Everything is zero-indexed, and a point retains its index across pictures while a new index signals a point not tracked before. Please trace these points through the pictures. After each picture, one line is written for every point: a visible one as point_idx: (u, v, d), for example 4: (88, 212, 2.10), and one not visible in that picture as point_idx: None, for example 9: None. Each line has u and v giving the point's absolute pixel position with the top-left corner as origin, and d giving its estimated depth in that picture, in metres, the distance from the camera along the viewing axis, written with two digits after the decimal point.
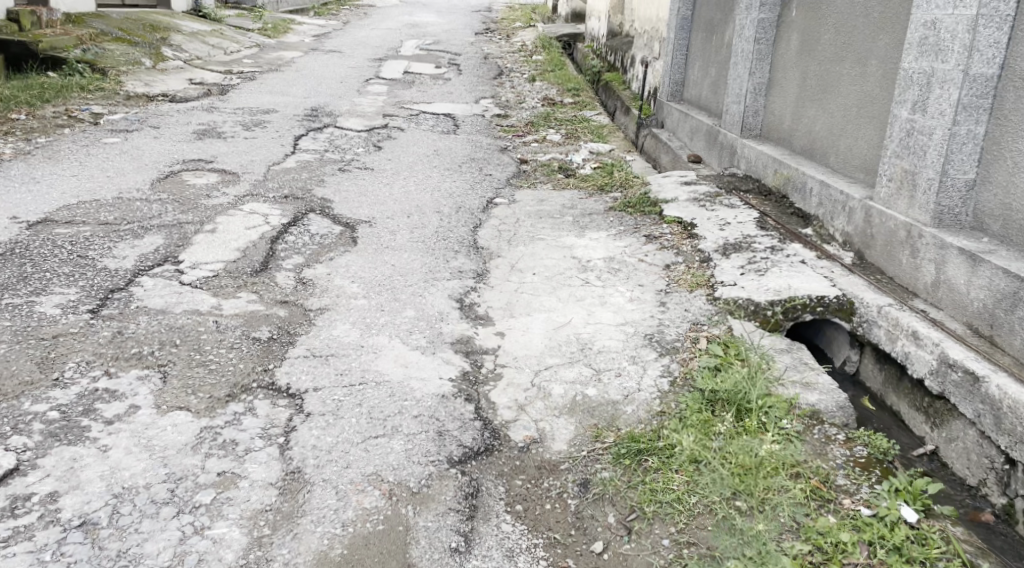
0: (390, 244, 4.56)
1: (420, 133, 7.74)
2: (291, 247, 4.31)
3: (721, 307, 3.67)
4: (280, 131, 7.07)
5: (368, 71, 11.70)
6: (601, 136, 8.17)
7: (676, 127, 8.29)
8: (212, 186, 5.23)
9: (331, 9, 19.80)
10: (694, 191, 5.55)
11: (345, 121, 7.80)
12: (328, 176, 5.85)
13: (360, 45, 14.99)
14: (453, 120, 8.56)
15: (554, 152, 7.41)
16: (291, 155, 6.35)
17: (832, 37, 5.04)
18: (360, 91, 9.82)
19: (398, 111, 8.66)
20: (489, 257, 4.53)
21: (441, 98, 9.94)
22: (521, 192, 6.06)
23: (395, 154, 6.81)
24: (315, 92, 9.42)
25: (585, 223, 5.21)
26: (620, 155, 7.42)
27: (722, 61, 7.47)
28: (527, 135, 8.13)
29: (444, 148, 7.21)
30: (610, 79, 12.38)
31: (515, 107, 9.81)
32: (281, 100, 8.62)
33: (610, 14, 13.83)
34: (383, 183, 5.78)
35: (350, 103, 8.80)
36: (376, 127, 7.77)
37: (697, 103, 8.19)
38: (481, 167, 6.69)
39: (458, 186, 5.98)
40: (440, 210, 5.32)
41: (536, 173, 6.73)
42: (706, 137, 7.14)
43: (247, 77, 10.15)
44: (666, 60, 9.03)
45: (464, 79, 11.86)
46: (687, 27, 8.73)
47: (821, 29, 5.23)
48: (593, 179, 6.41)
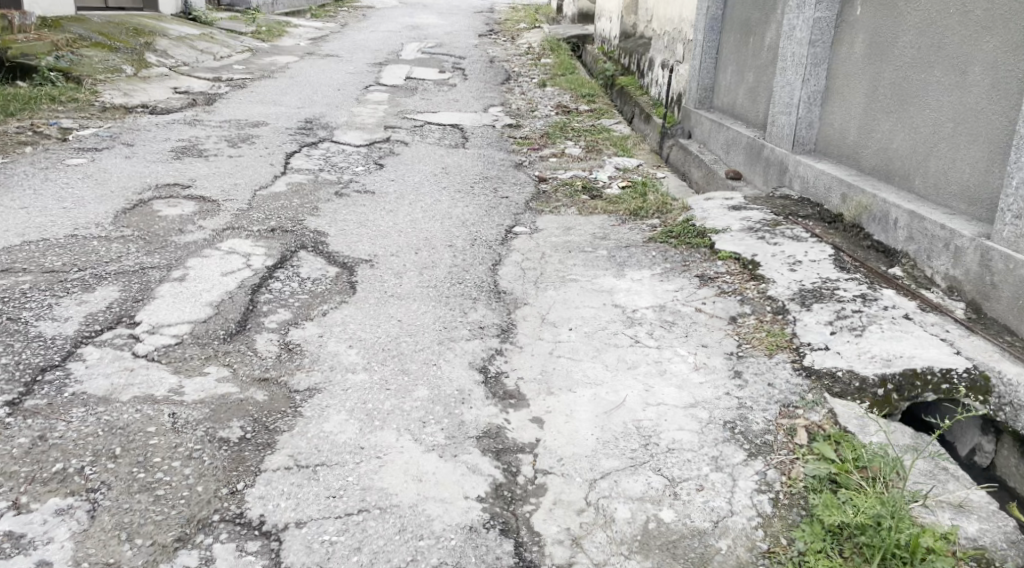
0: (396, 290, 3.83)
1: (426, 148, 7.00)
2: (273, 297, 3.58)
3: (813, 381, 2.93)
4: (271, 148, 6.34)
5: (367, 77, 10.95)
6: (626, 148, 7.43)
7: (707, 138, 7.58)
8: (187, 217, 4.50)
9: (329, 11, 19.04)
10: (746, 217, 4.82)
11: (343, 135, 7.06)
12: (322, 202, 5.11)
13: (360, 49, 14.25)
14: (461, 132, 7.81)
15: (577, 167, 6.67)
16: (282, 176, 5.62)
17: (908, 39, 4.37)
18: (359, 99, 9.07)
19: (400, 122, 7.92)
20: (514, 307, 3.80)
21: (446, 106, 9.20)
22: (542, 218, 5.33)
23: (399, 173, 6.07)
24: (311, 101, 8.68)
25: (623, 257, 4.47)
26: (649, 171, 6.68)
27: (762, 66, 6.76)
28: (543, 147, 7.38)
29: (452, 165, 6.48)
30: (626, 83, 11.65)
31: (527, 115, 9.07)
32: (273, 112, 7.88)
33: (623, 14, 13.08)
34: (387, 212, 5.05)
35: (348, 114, 8.06)
36: (377, 140, 7.04)
37: (732, 112, 7.47)
38: (495, 187, 5.95)
39: (471, 212, 5.25)
40: (450, 244, 4.58)
41: (558, 194, 5.99)
42: (748, 150, 6.43)
43: (237, 85, 9.41)
44: (694, 65, 8.32)
45: (471, 84, 11.12)
46: (717, 28, 8.02)
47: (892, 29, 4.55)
48: (624, 201, 5.68)
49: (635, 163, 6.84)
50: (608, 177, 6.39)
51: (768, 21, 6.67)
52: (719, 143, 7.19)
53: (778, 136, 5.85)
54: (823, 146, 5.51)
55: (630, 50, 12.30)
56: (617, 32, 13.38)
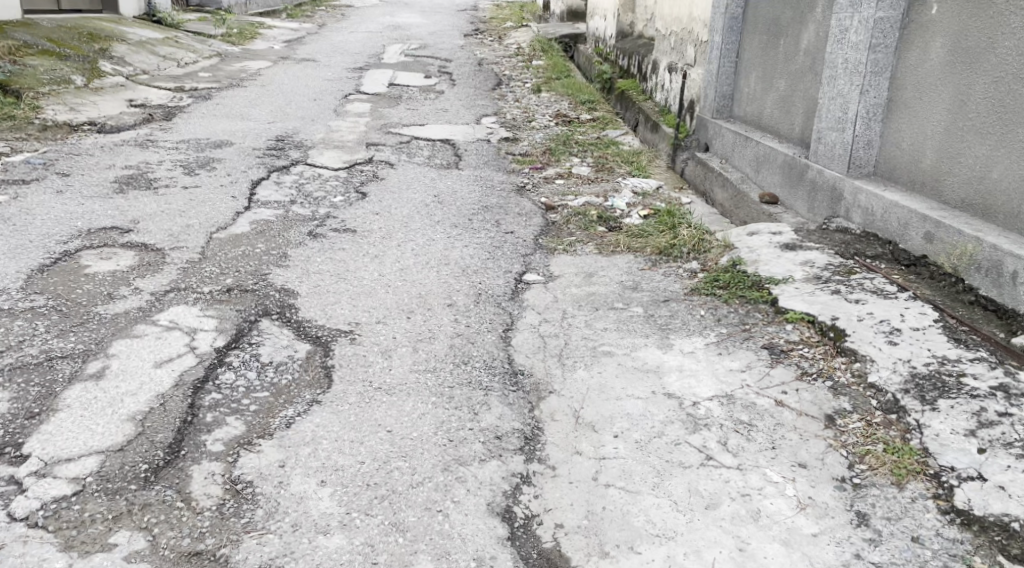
0: (385, 379, 2.95)
1: (412, 172, 6.14)
2: (208, 405, 2.67)
3: (976, 535, 2.32)
4: (235, 174, 5.49)
5: (347, 84, 10.07)
6: (640, 166, 6.60)
7: (731, 152, 6.76)
8: (121, 274, 3.64)
9: (305, 12, 18.08)
10: (808, 260, 4.00)
11: (318, 157, 6.20)
12: (290, 246, 4.26)
13: (338, 52, 13.34)
14: (453, 149, 6.95)
15: (589, 191, 5.84)
16: (246, 212, 4.77)
17: (999, 49, 3.84)
18: (337, 111, 8.20)
19: (384, 138, 7.06)
20: (537, 400, 2.95)
21: (434, 117, 8.34)
22: (556, 260, 4.50)
23: (383, 205, 5.21)
24: (283, 114, 7.82)
25: (665, 317, 3.61)
26: (670, 194, 5.86)
27: (798, 72, 5.94)
28: (546, 166, 6.56)
29: (444, 193, 5.63)
30: (625, 86, 10.83)
31: (524, 127, 8.23)
32: (240, 128, 7.02)
33: (620, 13, 12.26)
34: (372, 258, 4.21)
35: (325, 129, 7.20)
36: (358, 163, 6.19)
37: (758, 123, 6.64)
38: (496, 221, 5.12)
39: (471, 255, 4.41)
40: (449, 303, 3.74)
41: (570, 228, 5.18)
42: (787, 170, 5.60)
43: (201, 95, 8.53)
44: (710, 70, 7.49)
45: (460, 91, 10.24)
46: (737, 28, 7.19)
47: (971, 38, 4.00)
48: (651, 236, 4.85)
49: (655, 185, 6.01)
50: (626, 203, 5.57)
51: (805, 21, 5.87)
52: (747, 160, 6.37)
53: (827, 156, 5.02)
54: (885, 169, 4.68)
55: (629, 52, 11.46)
56: (614, 31, 12.54)
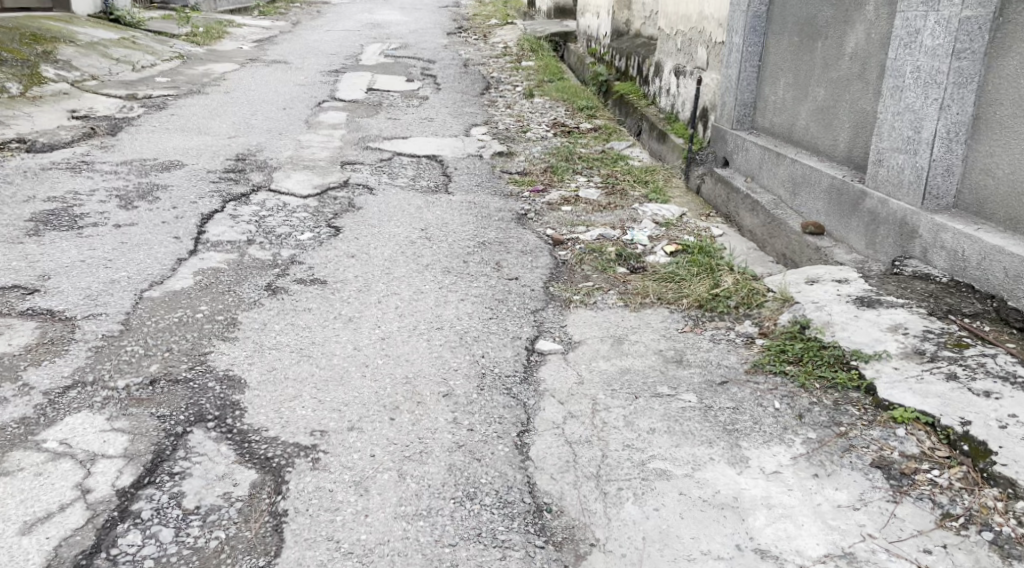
0: (358, 534, 2.20)
1: (394, 200, 5.28)
2: None
3: None
4: (182, 207, 4.65)
5: (320, 90, 9.20)
6: (656, 187, 5.77)
7: (759, 170, 5.92)
8: (8, 360, 2.80)
9: (278, 10, 17.17)
10: (899, 325, 3.17)
11: (283, 183, 5.36)
12: (239, 311, 3.39)
13: (313, 52, 12.49)
14: (442, 172, 6.11)
15: (603, 221, 5.02)
16: (190, 259, 3.93)
17: None
18: (308, 123, 7.36)
19: (361, 156, 6.24)
20: (574, 562, 2.18)
21: (419, 129, 7.48)
22: (572, 317, 3.68)
23: (362, 245, 4.37)
24: (246, 126, 7.02)
25: (728, 413, 2.75)
26: (698, 223, 5.03)
27: (842, 80, 5.12)
28: (548, 189, 5.77)
29: (432, 227, 4.80)
30: (623, 90, 10.01)
31: (519, 140, 7.39)
32: (195, 145, 6.21)
33: (616, 10, 11.41)
34: (345, 323, 3.37)
35: (294, 147, 6.39)
36: (330, 189, 5.36)
37: (790, 137, 5.81)
38: (496, 264, 4.28)
39: (469, 315, 3.58)
40: (443, 391, 2.87)
41: (585, 269, 4.35)
42: (835, 197, 4.77)
43: (155, 106, 7.73)
44: (729, 76, 6.65)
45: (446, 96, 9.39)
46: (761, 28, 6.35)
47: None
48: (685, 282, 4.01)
49: (678, 211, 5.18)
50: (648, 235, 4.74)
51: (851, 21, 5.05)
52: (780, 181, 5.53)
53: (891, 183, 4.19)
54: (970, 200, 3.87)
55: (626, 52, 10.63)
56: (608, 30, 11.69)
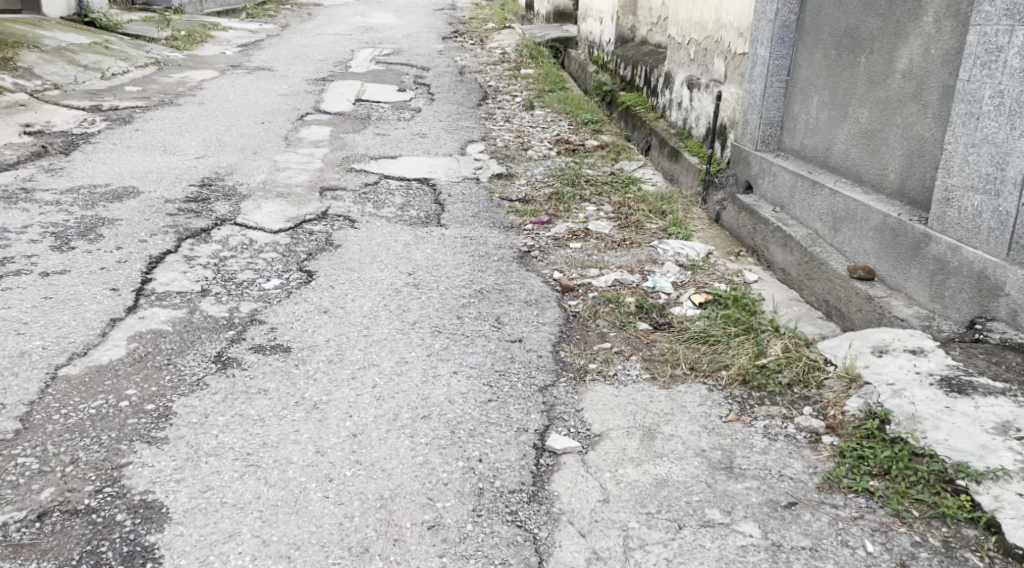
0: None
1: (378, 235, 4.63)
2: None
3: None
4: (129, 247, 4.01)
5: (303, 100, 8.57)
6: (676, 218, 5.12)
7: (791, 199, 5.26)
8: None
9: (267, 11, 16.50)
10: (1007, 427, 2.52)
11: (251, 216, 4.72)
12: (173, 396, 2.72)
13: (300, 58, 11.86)
14: (433, 200, 5.47)
15: (618, 261, 4.36)
16: (126, 317, 3.29)
17: None
18: (287, 140, 6.72)
19: (343, 181, 5.62)
20: None
21: (409, 147, 6.84)
22: (589, 395, 3.02)
23: (337, 296, 3.72)
24: (217, 144, 6.40)
25: (805, 558, 2.25)
26: (727, 263, 4.38)
27: (892, 101, 4.47)
28: (554, 221, 5.14)
29: (421, 269, 4.15)
30: (629, 101, 9.36)
31: (519, 161, 6.73)
32: (156, 167, 5.59)
33: (621, 15, 10.75)
34: (309, 410, 2.72)
35: (268, 169, 5.77)
36: (305, 222, 4.72)
37: (826, 162, 5.15)
38: (495, 318, 3.64)
39: (463, 394, 2.93)
40: (427, 520, 2.30)
41: (601, 325, 3.69)
42: (889, 236, 4.11)
43: (121, 120, 7.11)
44: (753, 91, 6.01)
45: (440, 107, 8.74)
46: (789, 39, 5.70)
47: None
48: (723, 346, 3.36)
49: (704, 249, 4.53)
50: (672, 280, 4.09)
51: (902, 32, 4.41)
52: (817, 213, 4.88)
53: (964, 226, 3.56)
54: None
55: (631, 60, 9.98)
56: (612, 36, 11.04)
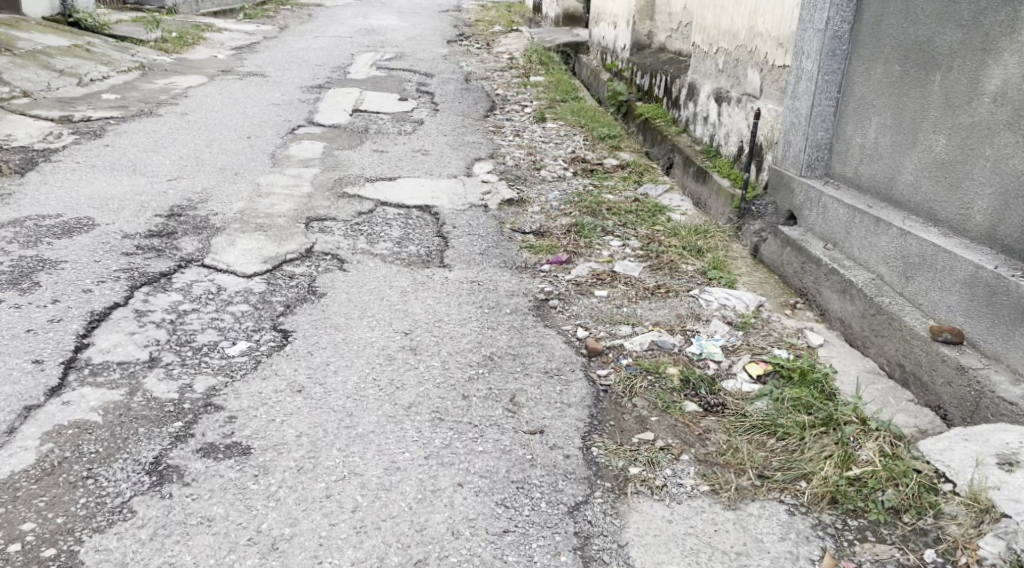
0: None
1: (370, 280, 3.96)
2: None
3: None
4: (68, 300, 3.34)
5: (296, 110, 7.93)
6: (716, 259, 4.43)
7: (847, 235, 4.55)
8: None
9: (266, 12, 15.84)
10: None
11: (222, 255, 4.04)
12: (82, 535, 2.22)
13: (296, 62, 11.20)
14: (435, 234, 4.80)
15: (653, 315, 3.67)
16: (44, 405, 2.64)
17: None
18: (273, 158, 6.06)
19: (333, 211, 4.97)
20: None
21: (409, 167, 6.17)
22: (635, 521, 2.42)
23: (315, 366, 3.05)
24: (194, 163, 5.77)
25: None
26: (783, 321, 3.68)
27: (979, 128, 3.82)
28: (573, 261, 4.46)
29: (420, 326, 3.48)
30: (647, 113, 8.69)
31: (532, 184, 6.06)
32: (120, 191, 4.94)
33: (637, 20, 10.06)
34: (264, 555, 2.20)
35: (248, 194, 5.12)
36: (285, 263, 4.06)
37: (888, 195, 4.46)
38: (509, 396, 2.97)
39: (471, 522, 2.35)
40: None
41: (639, 407, 3.01)
42: (985, 293, 3.45)
43: (92, 132, 6.45)
44: (797, 111, 5.32)
45: (444, 119, 8.06)
46: (841, 52, 5.00)
47: None
48: (797, 443, 2.72)
49: (754, 301, 3.84)
50: (721, 343, 3.39)
51: (992, 47, 3.77)
52: (881, 255, 4.19)
53: None
54: None
55: (648, 68, 9.31)
56: (627, 42, 10.35)
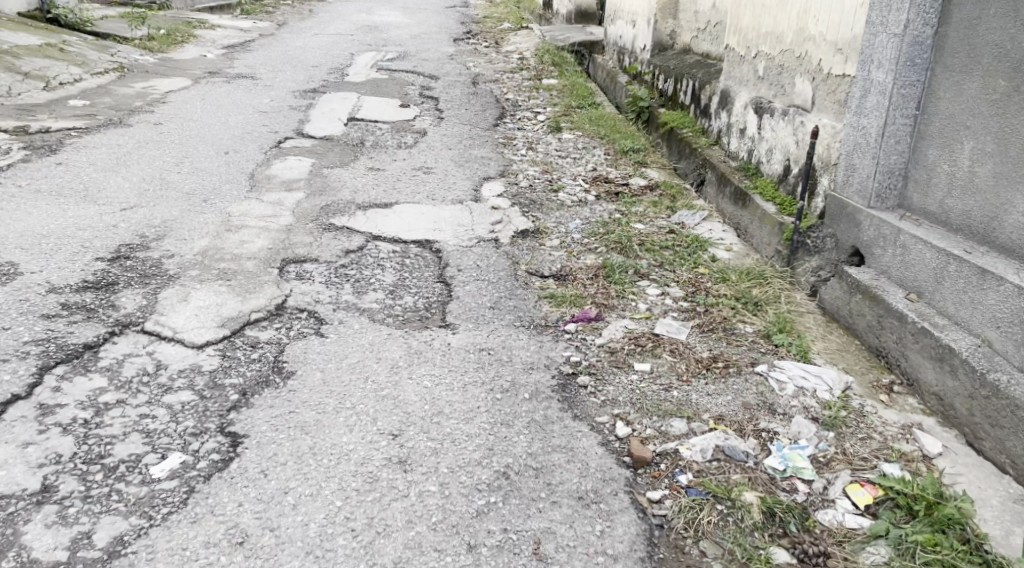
0: None
1: (353, 350, 3.17)
2: None
3: None
4: None
5: (284, 118, 7.13)
6: (780, 316, 3.59)
7: (937, 286, 3.71)
8: None
9: (264, 7, 15.01)
10: None
11: (169, 317, 3.24)
12: None
13: (291, 62, 10.41)
14: (436, 278, 4.01)
15: (714, 407, 2.84)
16: None
17: None
18: (252, 179, 5.27)
19: (315, 249, 4.18)
20: None
21: (407, 189, 5.37)
22: None
23: (267, 495, 2.35)
24: (158, 186, 4.99)
25: None
26: (879, 413, 2.85)
27: None
28: (602, 318, 3.66)
29: (414, 422, 2.68)
30: (671, 121, 7.87)
31: (550, 211, 5.25)
32: (60, 224, 4.18)
33: (659, 18, 9.22)
34: None
35: (214, 227, 4.33)
36: (247, 327, 3.27)
37: (989, 238, 3.70)
38: (531, 542, 2.28)
39: None
40: None
41: (708, 559, 2.29)
42: None
43: (47, 146, 5.68)
44: (865, 131, 4.42)
45: (449, 129, 7.25)
46: (924, 61, 4.11)
47: None
48: None
49: (838, 380, 3.00)
50: (809, 452, 2.59)
51: None
52: (988, 317, 3.39)
53: None
54: None
55: (671, 72, 8.48)
56: (647, 42, 9.51)
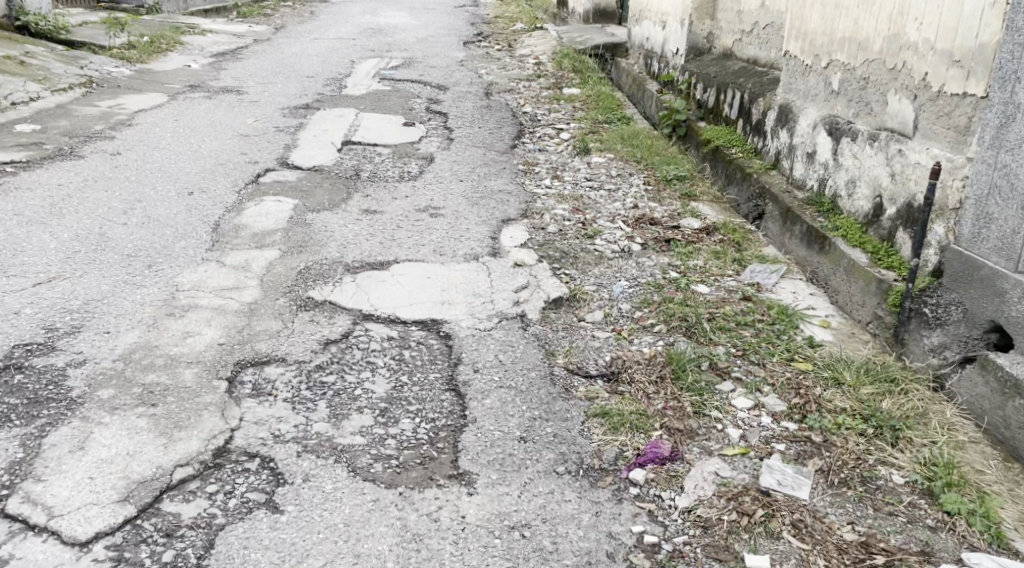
0: None
1: (319, 538, 2.23)
2: None
3: None
4: None
5: (266, 143, 6.09)
6: (942, 454, 2.61)
7: None
8: None
9: (262, 10, 13.97)
10: None
11: (50, 486, 2.29)
12: None
13: (285, 72, 9.36)
14: (445, 384, 2.93)
15: None
16: None
17: None
18: (217, 230, 4.23)
19: (284, 341, 3.11)
20: None
21: (409, 240, 4.31)
22: None
23: None
24: (94, 244, 3.96)
25: None
26: None
27: None
28: (682, 458, 2.58)
29: None
30: (717, 139, 6.76)
31: (589, 269, 4.16)
32: None
33: (695, 18, 8.09)
34: None
35: (153, 308, 3.28)
36: (161, 499, 2.29)
37: None
38: None
39: None
40: None
41: None
42: None
43: None
44: (1007, 171, 2.94)
45: (459, 153, 6.18)
46: None
47: None
48: None
49: None
50: None
51: None
52: None
53: None
54: None
55: (712, 81, 7.37)
56: (681, 45, 8.39)
